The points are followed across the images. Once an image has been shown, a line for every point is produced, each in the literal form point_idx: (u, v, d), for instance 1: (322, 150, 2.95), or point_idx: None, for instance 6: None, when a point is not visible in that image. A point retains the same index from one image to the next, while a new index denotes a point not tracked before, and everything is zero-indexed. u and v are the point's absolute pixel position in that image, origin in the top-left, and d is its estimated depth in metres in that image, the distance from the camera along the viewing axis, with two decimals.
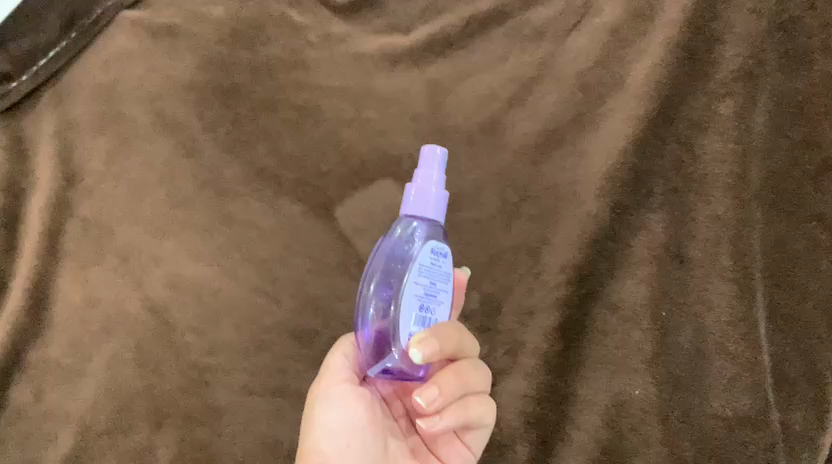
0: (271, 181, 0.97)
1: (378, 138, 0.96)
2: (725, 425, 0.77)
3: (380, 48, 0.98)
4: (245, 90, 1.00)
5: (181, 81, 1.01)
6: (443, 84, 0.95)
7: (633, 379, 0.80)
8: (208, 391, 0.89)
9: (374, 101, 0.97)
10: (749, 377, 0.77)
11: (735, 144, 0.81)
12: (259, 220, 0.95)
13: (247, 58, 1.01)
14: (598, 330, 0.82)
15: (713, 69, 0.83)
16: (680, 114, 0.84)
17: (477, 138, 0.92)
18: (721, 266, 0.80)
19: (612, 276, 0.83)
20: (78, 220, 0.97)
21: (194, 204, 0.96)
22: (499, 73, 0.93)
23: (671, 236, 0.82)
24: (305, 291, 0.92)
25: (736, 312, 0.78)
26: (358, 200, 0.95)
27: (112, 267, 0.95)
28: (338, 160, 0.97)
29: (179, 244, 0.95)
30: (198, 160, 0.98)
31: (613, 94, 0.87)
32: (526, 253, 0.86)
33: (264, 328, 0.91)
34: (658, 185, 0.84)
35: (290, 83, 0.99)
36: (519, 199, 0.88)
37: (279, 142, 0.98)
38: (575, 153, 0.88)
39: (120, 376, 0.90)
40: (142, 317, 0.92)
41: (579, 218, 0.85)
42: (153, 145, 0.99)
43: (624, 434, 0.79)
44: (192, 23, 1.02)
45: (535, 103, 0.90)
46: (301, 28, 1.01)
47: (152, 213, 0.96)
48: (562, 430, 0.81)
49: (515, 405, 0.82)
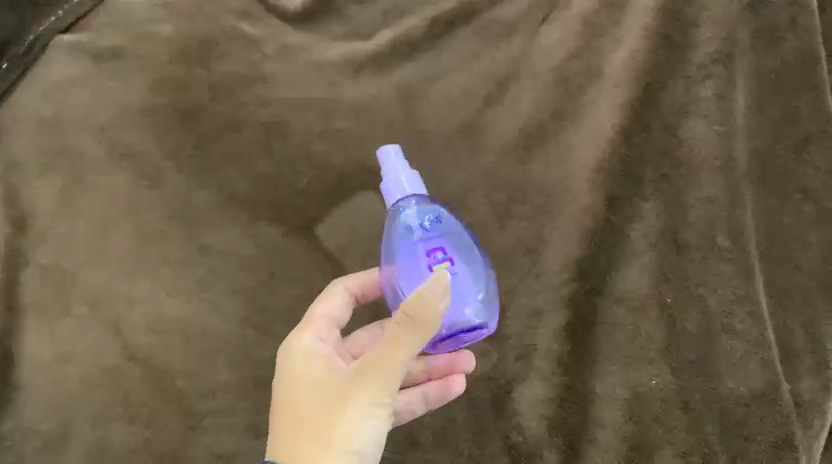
0: (245, 206, 0.91)
1: (354, 149, 0.93)
2: (743, 405, 0.75)
3: (342, 56, 0.96)
4: (205, 110, 0.95)
5: (134, 107, 0.95)
6: (414, 88, 0.94)
7: (648, 369, 0.77)
8: (211, 438, 0.81)
9: (345, 111, 0.94)
10: (760, 353, 0.75)
11: (719, 126, 0.81)
12: (237, 248, 0.89)
13: (203, 77, 0.96)
14: (607, 324, 0.80)
15: (689, 53, 0.83)
16: (662, 99, 0.84)
17: (457, 140, 0.91)
18: (718, 247, 0.79)
19: (614, 268, 0.82)
20: (37, 267, 0.88)
21: (166, 237, 0.90)
22: (471, 73, 0.92)
23: (666, 223, 0.81)
24: (298, 318, 0.86)
25: (738, 291, 0.77)
26: (340, 216, 0.91)
27: (82, 316, 0.86)
28: (314, 176, 0.92)
29: (155, 283, 0.87)
30: (163, 190, 0.92)
31: (592, 85, 0.87)
32: (524, 253, 0.84)
33: (261, 362, 0.84)
34: (648, 172, 0.83)
35: (252, 100, 0.95)
36: (507, 199, 0.87)
37: (249, 166, 0.93)
38: (560, 147, 0.87)
39: (109, 434, 0.81)
40: (124, 366, 0.83)
41: (574, 213, 0.84)
42: (111, 178, 0.92)
43: (648, 426, 0.76)
44: (137, 44, 0.98)
45: (513, 100, 0.90)
46: (256, 41, 0.97)
47: (121, 252, 0.89)
48: (585, 431, 0.77)
49: (537, 411, 0.78)
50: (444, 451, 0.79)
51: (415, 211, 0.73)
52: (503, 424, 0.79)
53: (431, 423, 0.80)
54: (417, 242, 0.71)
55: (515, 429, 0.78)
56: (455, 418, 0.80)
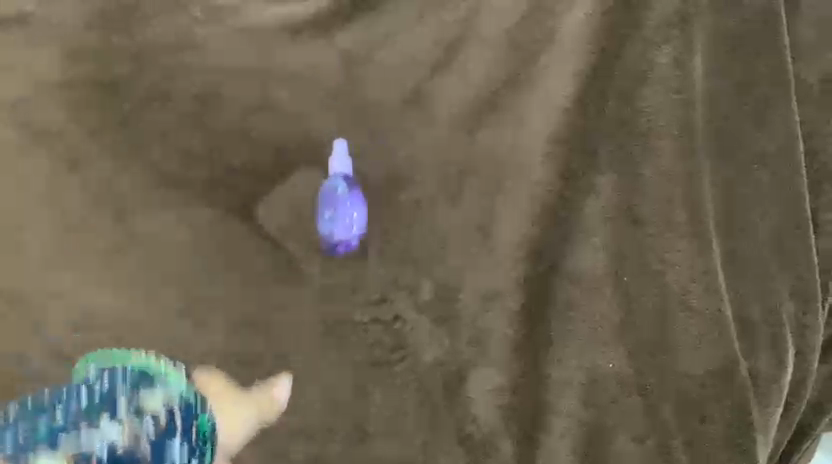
0: (177, 187, 0.84)
1: (294, 122, 0.87)
2: (700, 384, 0.73)
3: (278, 19, 0.89)
4: (128, 83, 0.87)
5: (48, 81, 0.87)
6: (357, 53, 0.87)
7: (605, 351, 0.75)
8: None
9: (282, 79, 0.88)
10: (716, 332, 0.73)
11: (677, 94, 0.77)
12: (169, 233, 0.82)
13: (124, 45, 0.88)
14: (563, 305, 0.77)
15: (647, 13, 0.78)
16: (618, 65, 0.79)
17: (404, 111, 0.85)
18: (676, 223, 0.76)
19: (570, 246, 0.78)
20: None
21: (91, 224, 0.82)
22: (418, 35, 0.86)
23: (623, 197, 0.78)
24: (238, 308, 0.79)
25: (696, 268, 0.74)
26: (281, 193, 0.85)
27: (1, 313, 0.78)
28: (251, 153, 0.86)
29: (79, 274, 0.80)
30: (85, 173, 0.84)
31: (545, 50, 0.82)
32: (474, 232, 0.80)
33: (198, 357, 0.77)
34: (604, 144, 0.79)
35: (179, 68, 0.88)
36: (457, 174, 0.82)
37: (179, 142, 0.86)
38: (512, 117, 0.82)
39: None
40: (51, 368, 0.76)
41: (528, 189, 0.80)
42: (25, 161, 0.84)
43: (605, 410, 0.74)
44: (48, 7, 0.89)
45: (461, 67, 0.85)
46: (182, 3, 0.90)
47: (40, 242, 0.81)
48: (541, 416, 0.75)
49: (492, 399, 0.75)
50: (393, 442, 0.75)
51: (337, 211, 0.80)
52: (456, 414, 0.75)
53: (380, 414, 0.76)
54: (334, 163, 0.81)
55: (468, 419, 0.75)
56: (407, 407, 0.76)
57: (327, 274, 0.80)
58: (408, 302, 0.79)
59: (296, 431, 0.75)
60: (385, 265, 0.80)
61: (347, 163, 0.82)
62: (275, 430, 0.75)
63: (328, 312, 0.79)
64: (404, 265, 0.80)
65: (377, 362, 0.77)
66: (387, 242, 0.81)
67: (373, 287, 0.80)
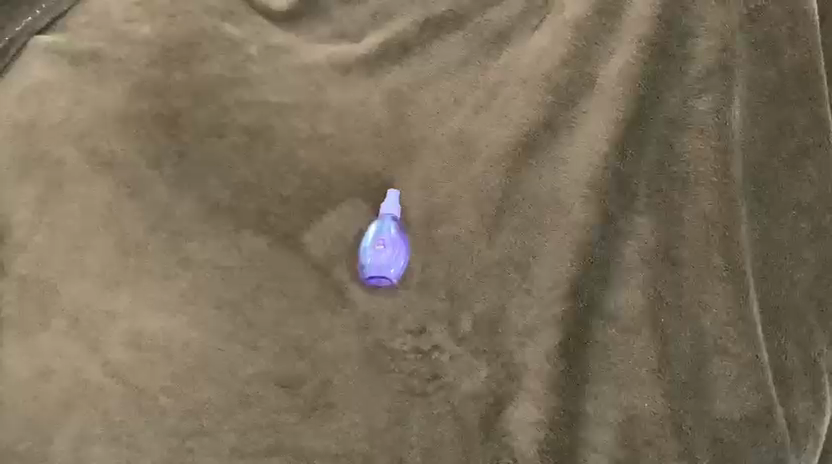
0: (230, 215, 0.89)
1: (342, 157, 0.91)
2: (737, 428, 0.73)
3: (328, 59, 0.95)
4: (186, 116, 0.93)
5: (113, 112, 0.93)
6: (402, 93, 0.92)
7: (641, 391, 0.75)
8: (194, 459, 0.76)
9: (331, 115, 0.92)
10: (753, 376, 0.74)
11: (716, 140, 0.79)
12: (222, 260, 0.86)
13: (183, 80, 0.95)
14: (599, 343, 0.78)
15: (686, 64, 0.82)
16: (657, 113, 0.82)
17: (446, 148, 0.89)
18: (713, 266, 0.77)
19: (607, 285, 0.80)
20: (14, 279, 0.85)
21: (148, 248, 0.86)
22: (458, 78, 0.92)
23: (661, 239, 0.80)
24: (284, 333, 0.82)
25: (733, 312, 0.75)
26: (327, 223, 0.88)
27: (62, 330, 0.82)
28: (299, 184, 0.90)
29: (136, 295, 0.84)
30: (144, 199, 0.89)
31: (584, 94, 0.85)
32: (513, 267, 0.83)
33: (244, 379, 0.79)
34: (642, 187, 0.82)
35: (235, 103, 0.94)
36: (497, 210, 0.85)
37: (232, 173, 0.91)
38: (550, 159, 0.85)
39: (88, 456, 0.76)
40: (104, 385, 0.79)
41: (567, 227, 0.82)
42: (89, 187, 0.89)
43: (640, 451, 0.73)
44: (117, 45, 0.96)
45: (501, 107, 0.89)
46: (238, 43, 0.97)
47: (100, 264, 0.85)
48: (576, 454, 0.74)
49: (528, 433, 0.75)
50: None
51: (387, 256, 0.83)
52: (493, 445, 0.75)
53: (419, 443, 0.75)
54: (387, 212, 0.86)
55: (505, 451, 0.74)
56: (443, 438, 0.75)
57: (370, 302, 0.83)
58: (446, 333, 0.81)
59: (336, 455, 0.75)
60: (424, 295, 0.83)
61: (397, 208, 0.87)
62: (316, 454, 0.75)
63: (369, 339, 0.81)
64: (443, 297, 0.83)
65: (413, 391, 0.78)
66: (427, 273, 0.84)
67: (413, 317, 0.82)
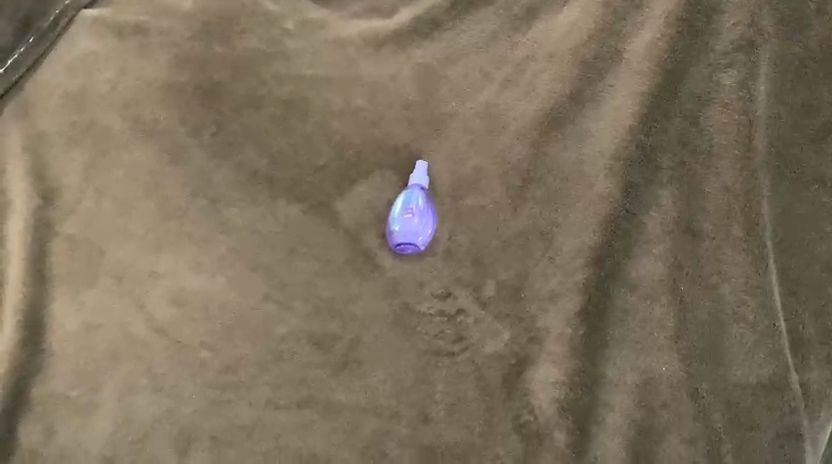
0: (265, 184, 0.93)
1: (374, 129, 0.94)
2: (751, 393, 0.75)
3: (361, 33, 0.98)
4: (225, 88, 0.97)
5: (156, 83, 0.97)
6: (432, 68, 0.95)
7: (659, 355, 0.78)
8: (231, 410, 0.80)
9: (363, 88, 0.96)
10: (769, 344, 0.76)
11: (740, 115, 0.82)
12: (258, 225, 0.90)
13: (223, 53, 0.99)
14: (619, 309, 0.80)
15: (713, 39, 0.83)
16: (683, 87, 0.84)
17: (474, 122, 0.92)
18: (733, 237, 0.80)
19: (628, 254, 0.82)
20: (64, 239, 0.90)
21: (189, 213, 0.91)
22: (488, 53, 0.94)
23: (683, 210, 0.82)
24: (316, 295, 0.86)
25: (751, 281, 0.78)
26: (358, 192, 0.92)
27: (108, 288, 0.87)
28: (332, 155, 0.94)
29: (177, 257, 0.89)
30: (185, 167, 0.93)
31: (611, 69, 0.87)
32: (537, 236, 0.85)
33: (279, 337, 0.84)
34: (666, 160, 0.83)
35: (271, 76, 0.97)
36: (523, 182, 0.88)
37: (268, 143, 0.94)
38: (576, 132, 0.88)
39: (133, 405, 0.81)
40: (148, 339, 0.84)
41: (591, 199, 0.84)
42: (134, 154, 0.94)
43: (656, 412, 0.76)
44: (160, 19, 1.00)
45: (529, 81, 0.91)
46: (275, 17, 1.00)
47: (144, 227, 0.90)
48: (594, 414, 0.77)
49: (548, 393, 0.78)
50: (455, 427, 0.78)
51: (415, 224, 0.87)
52: (514, 403, 0.78)
53: (445, 399, 0.79)
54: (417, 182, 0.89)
55: (525, 408, 0.78)
56: (467, 395, 0.79)
57: (399, 267, 0.87)
58: (470, 298, 0.84)
59: (365, 410, 0.79)
60: (450, 262, 0.86)
61: (426, 180, 0.90)
62: (345, 408, 0.80)
63: (397, 302, 0.85)
64: (469, 264, 0.86)
65: (439, 352, 0.81)
66: (453, 241, 0.87)
67: (439, 282, 0.85)
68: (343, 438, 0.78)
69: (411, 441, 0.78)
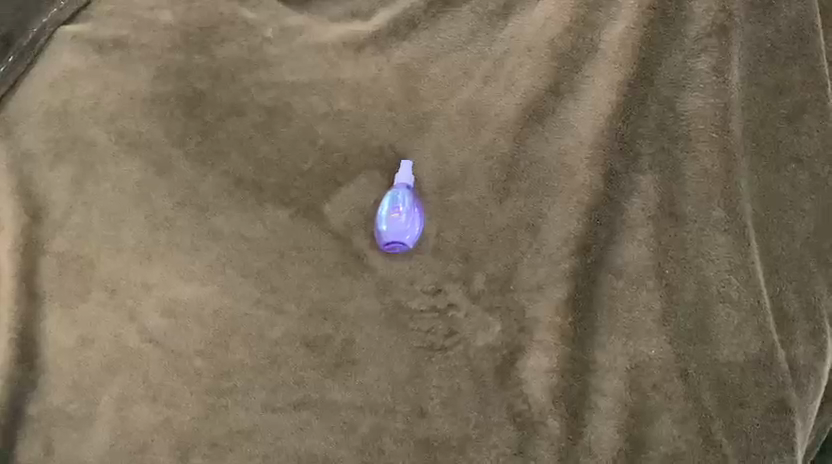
0: (253, 190, 0.93)
1: (358, 131, 0.95)
2: (740, 371, 0.76)
3: (341, 37, 0.99)
4: (209, 97, 0.98)
5: (139, 96, 0.98)
6: (412, 68, 0.96)
7: (647, 339, 0.79)
8: (229, 415, 0.81)
9: (345, 91, 0.97)
10: (755, 322, 0.77)
11: (715, 98, 0.83)
12: (247, 232, 0.91)
13: (205, 63, 0.99)
14: (607, 296, 0.81)
15: (686, 25, 0.84)
16: (658, 74, 0.85)
17: (456, 119, 0.93)
18: (715, 219, 0.81)
19: (613, 241, 0.83)
20: (54, 255, 0.90)
21: (178, 222, 0.92)
22: (467, 50, 0.95)
23: (664, 195, 0.83)
24: (309, 297, 0.87)
25: (734, 261, 0.79)
26: (345, 194, 0.93)
27: (101, 301, 0.88)
28: (318, 158, 0.95)
29: (168, 267, 0.89)
30: (172, 177, 0.94)
31: (588, 61, 0.89)
32: (523, 228, 0.86)
33: (273, 341, 0.84)
34: (645, 146, 0.85)
35: (254, 84, 0.98)
36: (507, 176, 0.89)
37: (254, 149, 0.95)
38: (556, 124, 0.89)
39: (131, 415, 0.82)
40: (143, 349, 0.85)
41: (574, 188, 0.85)
42: (120, 167, 0.94)
43: (648, 395, 0.77)
44: (140, 31, 1.01)
45: (509, 76, 0.92)
46: (255, 25, 1.01)
47: (134, 238, 0.91)
48: (587, 400, 0.77)
49: (541, 381, 0.79)
50: (451, 420, 0.78)
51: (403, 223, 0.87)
52: (507, 393, 0.79)
53: (439, 393, 0.80)
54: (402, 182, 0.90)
55: (519, 398, 0.78)
56: (461, 387, 0.80)
57: (389, 266, 0.88)
58: (461, 292, 0.85)
59: (362, 408, 0.80)
60: (439, 258, 0.87)
61: (411, 177, 0.91)
62: (341, 407, 0.80)
63: (388, 300, 0.86)
64: (458, 259, 0.87)
65: (431, 347, 0.82)
66: (441, 237, 0.88)
67: (429, 279, 0.86)
68: (341, 437, 0.79)
69: (408, 436, 0.78)
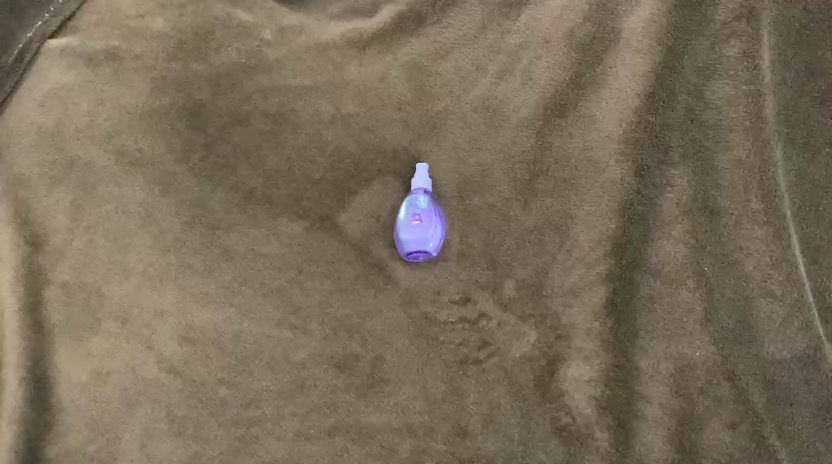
0: (263, 204, 0.88)
1: (369, 135, 0.90)
2: (787, 368, 0.73)
3: (343, 36, 0.94)
4: (209, 108, 0.93)
5: (136, 110, 0.93)
6: (422, 64, 0.91)
7: (690, 340, 0.76)
8: (259, 446, 0.78)
9: (352, 93, 0.92)
10: (800, 316, 0.73)
11: (746, 86, 0.80)
12: (261, 248, 0.86)
13: (202, 70, 0.95)
14: (646, 297, 0.78)
15: (713, 11, 0.83)
16: (686, 63, 0.83)
17: (472, 117, 0.88)
18: (752, 210, 0.77)
19: (648, 239, 0.80)
20: (58, 284, 0.86)
21: (187, 243, 0.87)
22: (479, 45, 0.91)
23: (698, 188, 0.80)
24: (333, 315, 0.83)
25: (776, 254, 0.76)
26: (361, 202, 0.88)
27: (113, 332, 0.83)
28: (328, 166, 0.90)
29: (181, 291, 0.85)
30: (177, 195, 0.89)
31: (610, 50, 0.86)
32: (552, 230, 0.83)
33: (300, 364, 0.81)
34: (676, 138, 0.82)
35: (256, 90, 0.93)
36: (530, 175, 0.85)
37: (261, 160, 0.90)
38: (580, 118, 0.85)
39: (157, 452, 0.78)
40: (162, 381, 0.81)
41: (604, 186, 0.82)
42: (121, 187, 0.89)
43: (695, 399, 0.74)
44: (132, 42, 0.96)
45: (527, 70, 0.88)
46: (251, 28, 0.97)
47: (142, 263, 0.86)
48: (634, 408, 0.75)
49: (584, 392, 0.76)
50: (493, 437, 0.76)
51: (425, 227, 0.82)
52: (550, 406, 0.76)
53: (479, 410, 0.77)
54: (421, 185, 0.85)
55: (563, 410, 0.76)
56: (501, 402, 0.77)
57: (412, 275, 0.84)
58: (491, 300, 0.81)
59: (400, 430, 0.77)
60: (465, 264, 0.83)
61: (428, 181, 0.86)
62: (378, 430, 0.77)
63: (415, 313, 0.82)
64: (485, 266, 0.83)
65: (465, 361, 0.79)
66: (465, 242, 0.84)
67: (456, 287, 0.82)
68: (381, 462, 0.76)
69: (450, 457, 0.75)
